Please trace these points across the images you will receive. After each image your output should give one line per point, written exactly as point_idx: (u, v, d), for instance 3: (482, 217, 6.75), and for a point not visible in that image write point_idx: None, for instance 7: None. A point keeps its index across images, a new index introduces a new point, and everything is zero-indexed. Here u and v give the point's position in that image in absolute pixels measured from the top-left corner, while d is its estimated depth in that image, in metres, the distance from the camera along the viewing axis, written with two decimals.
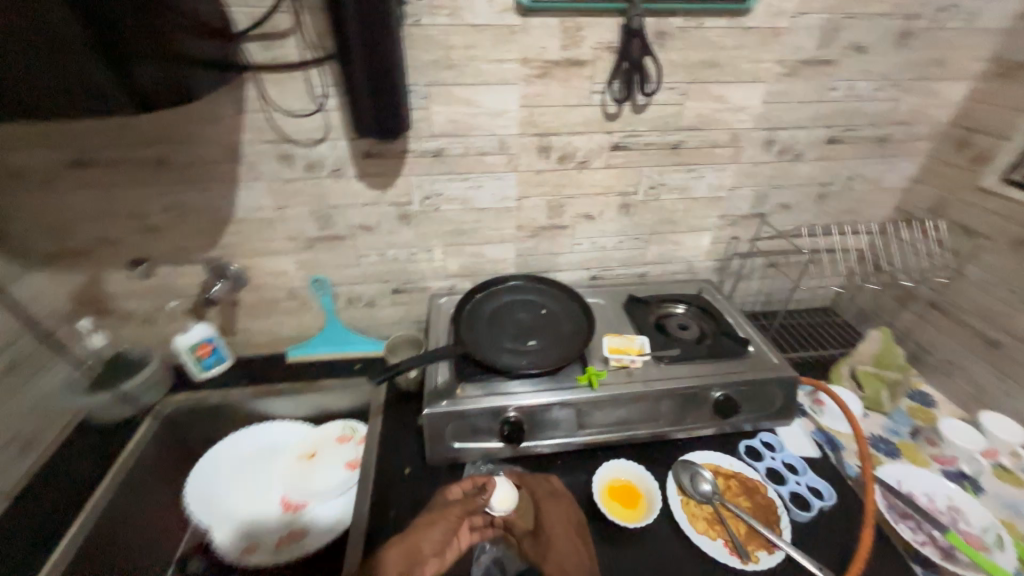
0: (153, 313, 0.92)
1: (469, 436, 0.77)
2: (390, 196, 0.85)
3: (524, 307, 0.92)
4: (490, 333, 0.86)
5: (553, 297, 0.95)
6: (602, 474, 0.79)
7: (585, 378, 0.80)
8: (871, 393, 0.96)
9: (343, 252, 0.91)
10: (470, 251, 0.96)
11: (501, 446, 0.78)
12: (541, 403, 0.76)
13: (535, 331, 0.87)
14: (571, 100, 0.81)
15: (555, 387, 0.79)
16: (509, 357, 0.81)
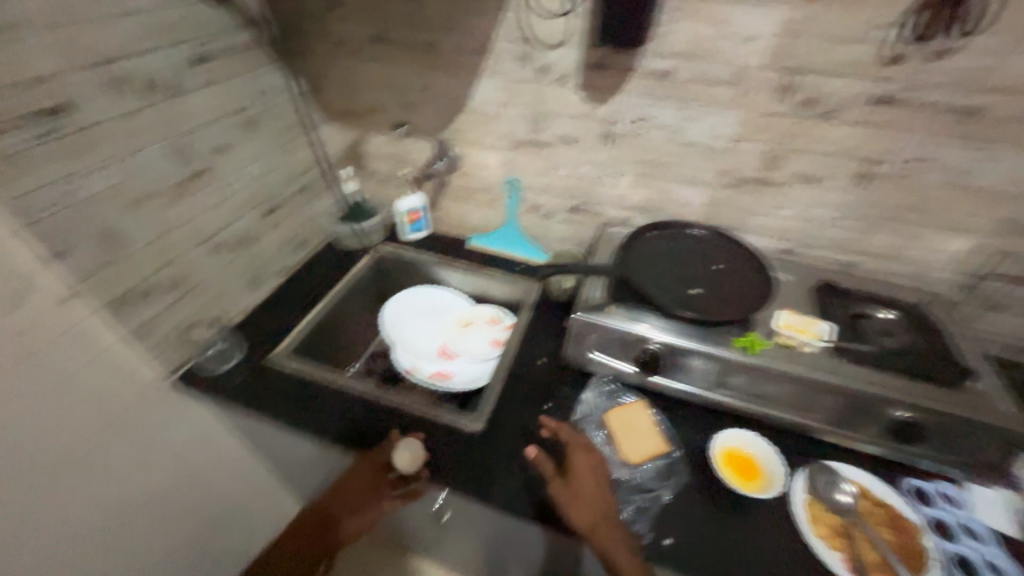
0: (389, 175, 1.15)
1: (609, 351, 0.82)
2: (603, 112, 0.88)
3: (698, 258, 0.88)
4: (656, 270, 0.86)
5: (733, 260, 0.88)
6: (726, 437, 0.78)
7: (741, 342, 0.76)
8: None
9: (542, 159, 0.99)
10: (659, 188, 0.94)
11: (632, 372, 0.82)
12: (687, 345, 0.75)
13: (703, 281, 0.84)
14: (845, 34, 0.69)
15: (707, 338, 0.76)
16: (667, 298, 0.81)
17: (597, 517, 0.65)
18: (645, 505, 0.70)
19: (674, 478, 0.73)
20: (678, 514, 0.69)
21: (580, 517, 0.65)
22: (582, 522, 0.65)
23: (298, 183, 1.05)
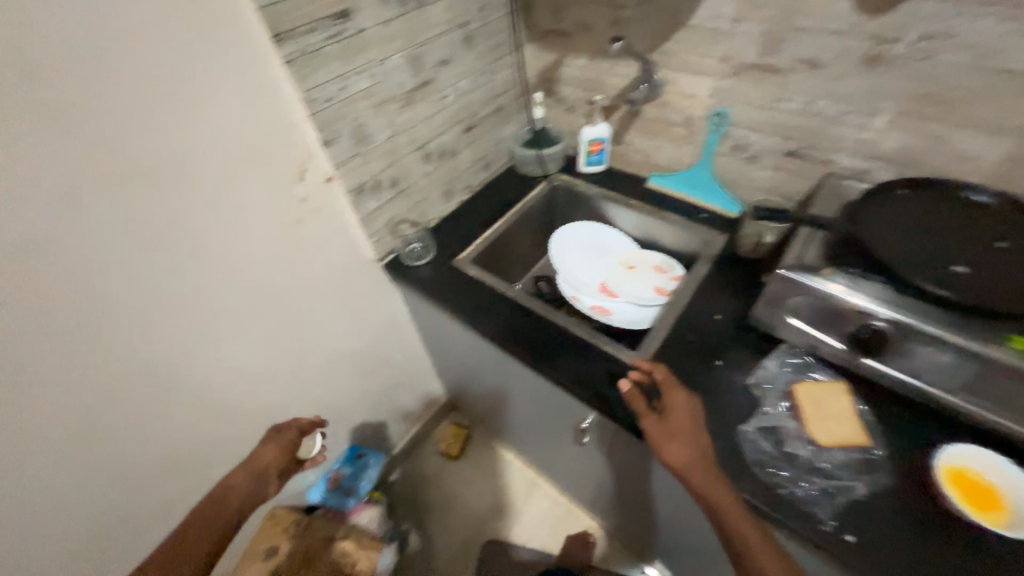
0: (579, 100, 1.12)
1: (811, 319, 0.70)
2: (878, 24, 0.69)
3: (969, 230, 0.67)
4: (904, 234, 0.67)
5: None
6: (960, 456, 0.61)
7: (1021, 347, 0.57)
8: None
9: (767, 90, 0.85)
10: (932, 133, 0.73)
11: (840, 349, 0.70)
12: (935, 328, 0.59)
13: (976, 258, 0.64)
14: None
15: (967, 325, 0.59)
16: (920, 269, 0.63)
17: (694, 458, 0.61)
18: (833, 492, 0.61)
19: (874, 475, 0.62)
20: (875, 514, 0.59)
21: (674, 455, 0.62)
22: (676, 461, 0.62)
23: (494, 103, 1.09)
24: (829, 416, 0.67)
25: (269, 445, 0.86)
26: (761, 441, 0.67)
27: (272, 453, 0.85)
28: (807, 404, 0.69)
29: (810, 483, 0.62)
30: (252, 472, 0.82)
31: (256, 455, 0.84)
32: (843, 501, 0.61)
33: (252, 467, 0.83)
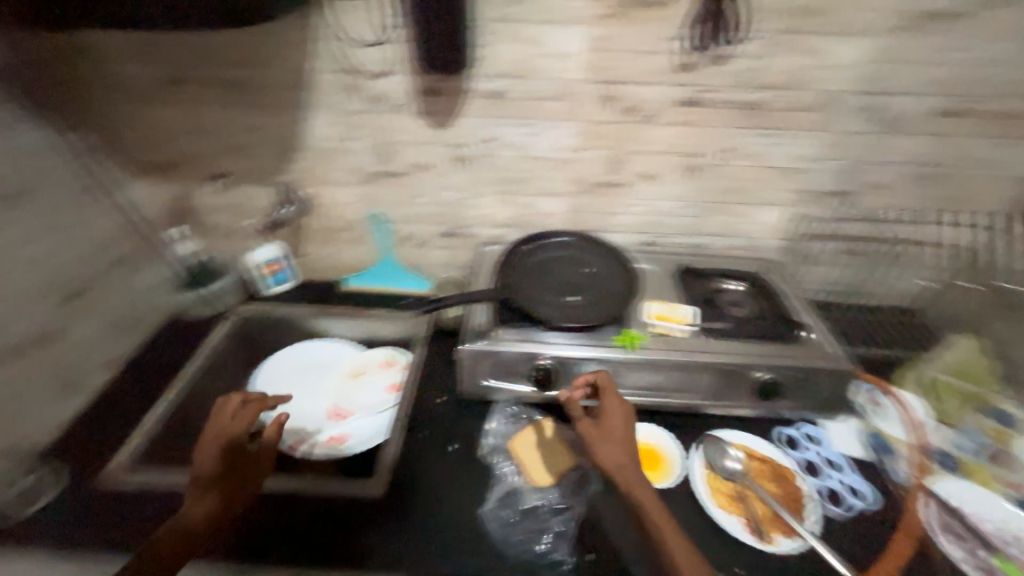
0: (439, 234, 1.00)
1: (713, 391, 0.80)
2: (690, 146, 0.85)
3: (762, 296, 0.89)
4: (563, 271, 0.89)
5: (762, 286, 0.90)
6: (861, 457, 0.77)
7: (623, 339, 0.80)
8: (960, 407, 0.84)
9: (619, 200, 0.93)
10: (741, 213, 0.94)
11: (743, 404, 0.80)
12: (794, 366, 0.76)
13: (779, 308, 0.86)
14: (920, 56, 0.75)
15: (806, 355, 0.78)
16: (571, 313, 0.82)
17: None
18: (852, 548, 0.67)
19: (860, 499, 0.72)
20: (882, 538, 0.67)
21: None
22: None
23: None
24: (777, 464, 0.75)
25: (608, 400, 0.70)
26: (747, 508, 0.69)
27: (622, 420, 0.69)
28: (755, 460, 0.75)
29: (813, 530, 0.67)
30: (625, 458, 0.65)
31: (612, 432, 0.67)
32: (852, 540, 0.67)
33: (620, 454, 0.65)
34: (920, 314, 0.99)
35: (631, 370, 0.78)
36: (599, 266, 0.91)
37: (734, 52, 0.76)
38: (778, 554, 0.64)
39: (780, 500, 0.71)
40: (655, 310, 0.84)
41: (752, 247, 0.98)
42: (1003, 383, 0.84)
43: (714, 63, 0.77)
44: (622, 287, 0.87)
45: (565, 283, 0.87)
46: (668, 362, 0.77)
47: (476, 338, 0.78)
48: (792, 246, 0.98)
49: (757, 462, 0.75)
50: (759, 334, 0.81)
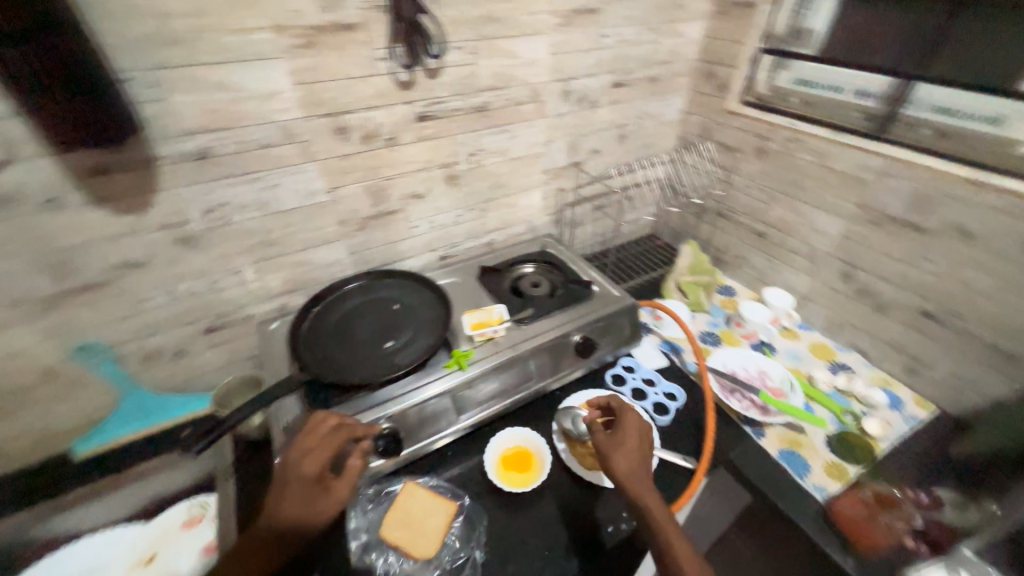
0: (205, 330, 0.81)
1: (551, 369, 0.86)
2: (441, 157, 0.87)
3: (552, 269, 1.01)
4: (370, 319, 0.82)
5: (549, 262, 1.02)
6: (665, 364, 0.95)
7: (454, 361, 0.78)
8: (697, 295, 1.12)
9: (397, 226, 0.90)
10: (507, 201, 1.02)
11: (578, 368, 0.89)
12: (597, 319, 0.89)
13: (569, 276, 0.98)
14: (586, 45, 0.91)
15: (602, 306, 0.92)
16: (393, 360, 0.76)
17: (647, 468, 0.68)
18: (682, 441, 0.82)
19: (676, 399, 0.88)
20: (697, 421, 0.84)
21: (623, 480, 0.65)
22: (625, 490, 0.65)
23: None
24: None
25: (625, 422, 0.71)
26: None
27: (637, 434, 0.70)
28: None
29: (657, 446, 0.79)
30: (639, 465, 0.67)
31: (624, 442, 0.68)
32: (677, 435, 0.82)
33: (632, 461, 0.66)
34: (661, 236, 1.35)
35: (476, 387, 0.78)
36: (404, 299, 0.87)
37: (445, 63, 0.77)
38: None
39: None
40: (472, 320, 0.85)
41: (529, 225, 1.11)
42: (714, 268, 1.18)
43: (430, 78, 0.77)
44: (437, 310, 0.85)
45: (377, 333, 0.80)
46: (504, 363, 0.80)
47: (293, 442, 0.66)
48: (557, 213, 1.13)
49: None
50: (562, 305, 0.91)
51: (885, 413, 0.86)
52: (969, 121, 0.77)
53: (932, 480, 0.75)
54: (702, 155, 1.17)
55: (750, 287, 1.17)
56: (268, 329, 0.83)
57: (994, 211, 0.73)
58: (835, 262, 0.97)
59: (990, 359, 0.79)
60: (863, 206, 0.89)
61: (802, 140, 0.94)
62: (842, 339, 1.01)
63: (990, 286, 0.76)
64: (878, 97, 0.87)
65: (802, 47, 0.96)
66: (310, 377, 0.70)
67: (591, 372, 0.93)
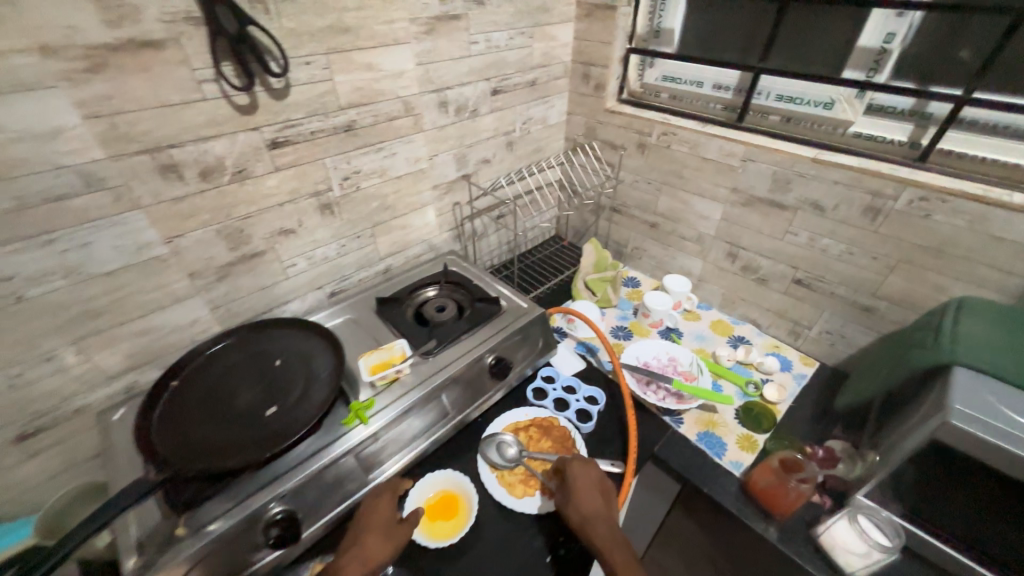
0: (17, 437, 0.63)
1: (467, 398, 0.80)
2: (308, 186, 0.77)
3: (456, 288, 0.95)
4: (246, 384, 0.69)
5: (453, 280, 0.96)
6: (582, 367, 0.95)
7: (353, 416, 0.69)
8: (602, 294, 1.13)
9: (268, 268, 0.78)
10: (397, 222, 0.95)
11: (496, 389, 0.84)
12: (509, 335, 0.85)
13: (475, 293, 0.93)
14: (456, 53, 0.86)
15: (512, 321, 0.88)
16: (280, 427, 0.64)
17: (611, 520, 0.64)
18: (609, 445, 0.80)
19: (596, 402, 0.87)
20: (619, 421, 0.84)
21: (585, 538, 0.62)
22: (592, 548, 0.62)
23: None
24: (540, 419, 0.83)
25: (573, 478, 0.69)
26: (538, 478, 0.74)
27: (588, 484, 0.68)
28: (524, 430, 0.81)
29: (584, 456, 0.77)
30: (595, 512, 0.65)
31: (575, 492, 0.67)
32: (602, 439, 0.82)
33: (586, 510, 0.65)
34: (566, 235, 1.37)
35: (385, 436, 0.70)
36: (287, 351, 0.75)
37: (292, 81, 0.67)
38: None
39: (556, 451, 0.79)
40: (370, 363, 0.76)
41: (427, 244, 1.04)
42: (616, 262, 1.21)
43: (276, 99, 0.66)
44: (329, 357, 0.75)
45: (256, 398, 0.68)
46: (414, 404, 0.72)
47: (153, 563, 0.53)
48: (456, 228, 1.08)
49: (528, 430, 0.81)
50: (470, 327, 0.85)
51: (780, 377, 0.93)
52: (807, 106, 0.85)
53: (823, 434, 0.82)
54: (589, 154, 1.19)
55: (651, 276, 1.22)
56: (111, 419, 0.67)
57: (836, 183, 0.80)
58: (719, 244, 1.03)
59: (853, 314, 0.89)
60: (735, 190, 0.95)
61: (675, 133, 0.98)
62: (736, 313, 1.09)
63: (843, 251, 0.85)
64: (735, 89, 0.94)
65: (665, 47, 1.01)
66: (169, 473, 0.56)
67: (511, 390, 0.89)
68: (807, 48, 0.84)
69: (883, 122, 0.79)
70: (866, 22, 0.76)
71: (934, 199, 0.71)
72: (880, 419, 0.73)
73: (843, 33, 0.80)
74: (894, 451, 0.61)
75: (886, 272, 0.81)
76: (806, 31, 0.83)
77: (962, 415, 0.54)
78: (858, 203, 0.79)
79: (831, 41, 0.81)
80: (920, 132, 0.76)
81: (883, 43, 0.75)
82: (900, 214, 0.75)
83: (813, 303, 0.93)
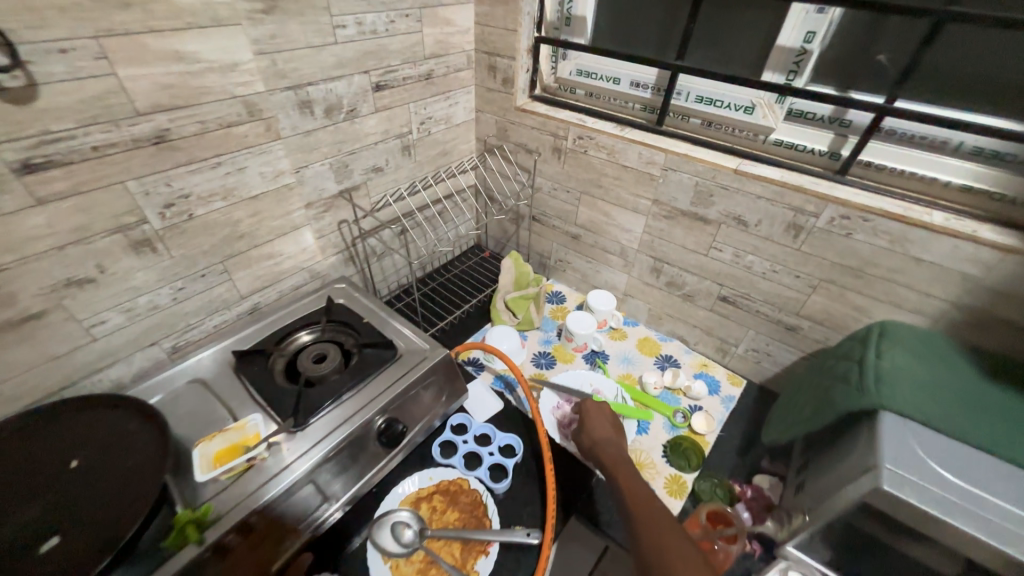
0: None
1: (353, 474, 0.66)
2: (105, 220, 0.56)
3: (342, 329, 0.78)
4: (18, 503, 0.50)
5: (338, 319, 0.79)
6: (498, 409, 0.83)
7: (176, 536, 0.51)
8: (523, 315, 1.02)
9: (56, 332, 0.57)
10: (260, 252, 0.76)
11: (392, 456, 0.70)
12: (404, 389, 0.70)
13: (364, 335, 0.77)
14: (314, 39, 0.67)
15: (409, 368, 0.73)
16: (64, 562, 0.46)
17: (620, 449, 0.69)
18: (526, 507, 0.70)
19: (513, 454, 0.76)
20: (538, 475, 0.73)
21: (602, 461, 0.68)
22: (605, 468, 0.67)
23: None
24: (446, 484, 0.71)
25: (589, 415, 0.75)
26: (439, 565, 0.62)
27: (604, 419, 0.74)
28: (426, 502, 0.69)
29: (495, 528, 0.66)
30: (603, 439, 0.71)
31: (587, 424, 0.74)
32: (519, 500, 0.71)
33: (597, 436, 0.71)
34: (487, 246, 1.25)
35: (229, 551, 0.54)
36: (90, 445, 0.56)
37: (40, 77, 0.46)
38: None
39: (463, 525, 0.67)
40: (212, 452, 0.59)
41: (309, 272, 0.86)
42: (538, 277, 1.10)
43: (15, 103, 0.46)
44: (151, 447, 0.56)
45: (26, 528, 0.48)
46: (273, 499, 0.57)
47: None
48: (345, 250, 0.91)
49: (432, 501, 0.69)
50: (355, 382, 0.70)
51: (708, 402, 0.88)
52: (727, 110, 0.77)
53: (751, 466, 0.77)
54: (503, 158, 1.05)
55: (577, 289, 1.13)
56: None
57: (758, 198, 0.73)
58: (643, 258, 0.95)
59: (777, 333, 0.84)
60: (656, 202, 0.86)
61: (591, 137, 0.87)
62: (663, 329, 1.02)
63: (767, 269, 0.79)
64: (653, 89, 0.84)
65: (577, 37, 0.89)
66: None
67: (414, 448, 0.75)
68: (726, 46, 0.76)
69: (802, 130, 0.73)
70: (787, 18, 0.67)
71: (855, 218, 0.66)
72: (806, 456, 0.68)
73: (761, 30, 0.72)
74: (822, 506, 0.56)
75: (809, 292, 0.76)
76: (724, 27, 0.74)
77: (895, 477, 0.48)
78: (781, 219, 0.73)
79: (749, 38, 0.73)
80: (840, 143, 0.70)
81: (802, 44, 0.68)
82: (822, 233, 0.70)
83: (738, 321, 0.88)
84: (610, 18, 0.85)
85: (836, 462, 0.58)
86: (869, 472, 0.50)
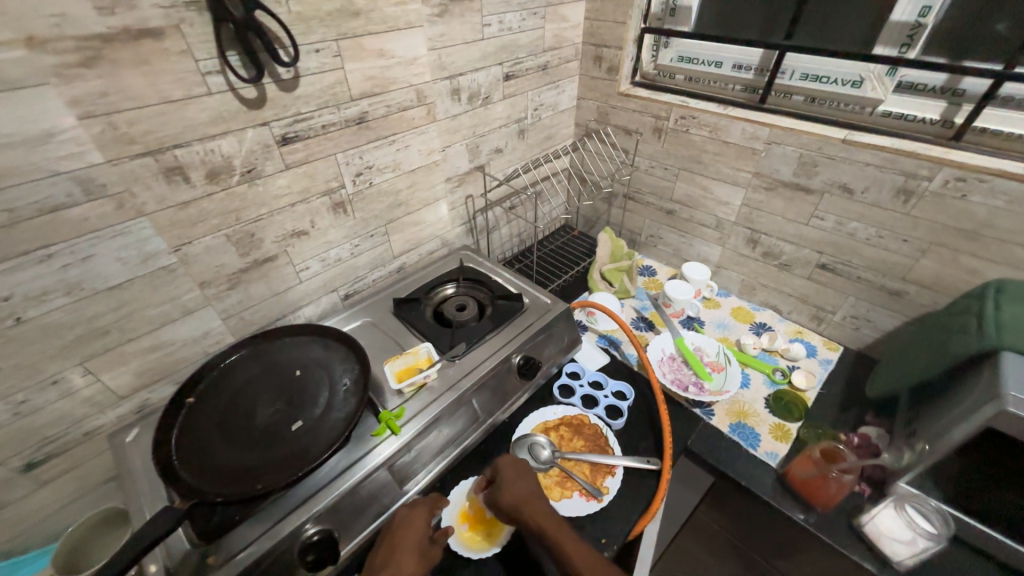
0: (24, 467, 0.58)
1: (497, 401, 0.78)
2: (320, 184, 0.72)
3: (475, 285, 0.91)
4: (268, 396, 0.66)
5: (471, 277, 0.92)
6: (607, 361, 0.93)
7: (383, 426, 0.66)
8: (619, 284, 1.10)
9: (280, 273, 0.74)
10: (412, 219, 0.90)
11: (524, 390, 0.82)
12: (535, 333, 0.81)
13: (496, 291, 0.89)
14: (469, 36, 0.81)
15: (537, 317, 0.85)
16: (309, 441, 0.61)
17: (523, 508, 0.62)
18: (644, 441, 0.79)
19: (625, 398, 0.85)
20: (651, 417, 0.82)
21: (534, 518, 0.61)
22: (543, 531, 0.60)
23: None
24: (570, 417, 0.81)
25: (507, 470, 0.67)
26: (574, 479, 0.72)
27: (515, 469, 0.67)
28: (555, 430, 0.79)
29: (618, 454, 0.75)
30: (538, 492, 0.64)
31: (507, 484, 0.64)
32: (635, 435, 0.80)
33: (524, 491, 0.63)
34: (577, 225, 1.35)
35: (418, 445, 0.67)
36: (307, 360, 0.72)
37: (301, 71, 0.62)
38: (611, 498, 0.71)
39: (589, 451, 0.77)
40: (396, 369, 0.73)
41: (440, 240, 1.00)
42: (631, 251, 1.18)
43: (284, 91, 0.61)
44: (352, 363, 0.71)
45: (279, 414, 0.64)
46: (446, 410, 0.70)
47: None
48: (468, 222, 1.04)
49: (559, 430, 0.79)
50: (495, 326, 0.82)
51: (806, 364, 0.93)
52: (834, 85, 0.82)
53: (854, 421, 0.82)
54: (603, 141, 1.15)
55: (667, 264, 1.21)
56: (125, 441, 0.63)
57: (867, 165, 0.78)
58: (739, 230, 1.01)
59: (879, 298, 0.88)
60: (757, 175, 0.92)
61: (694, 116, 0.95)
62: (755, 299, 1.08)
63: (872, 235, 0.83)
64: (756, 69, 0.91)
65: (681, 26, 0.97)
66: (201, 500, 0.52)
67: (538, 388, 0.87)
68: (835, 24, 0.81)
69: (912, 101, 0.77)
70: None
71: (971, 180, 0.69)
72: (915, 407, 0.73)
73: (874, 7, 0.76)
74: (940, 441, 0.61)
75: (917, 256, 0.80)
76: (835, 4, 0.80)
77: (1019, 401, 0.52)
78: (890, 184, 0.77)
79: (860, 16, 0.78)
80: (952, 111, 0.73)
81: (917, 18, 0.72)
82: (934, 196, 0.74)
83: (837, 288, 0.92)
84: (715, 5, 0.93)
85: (953, 403, 0.63)
86: (993, 401, 0.54)
